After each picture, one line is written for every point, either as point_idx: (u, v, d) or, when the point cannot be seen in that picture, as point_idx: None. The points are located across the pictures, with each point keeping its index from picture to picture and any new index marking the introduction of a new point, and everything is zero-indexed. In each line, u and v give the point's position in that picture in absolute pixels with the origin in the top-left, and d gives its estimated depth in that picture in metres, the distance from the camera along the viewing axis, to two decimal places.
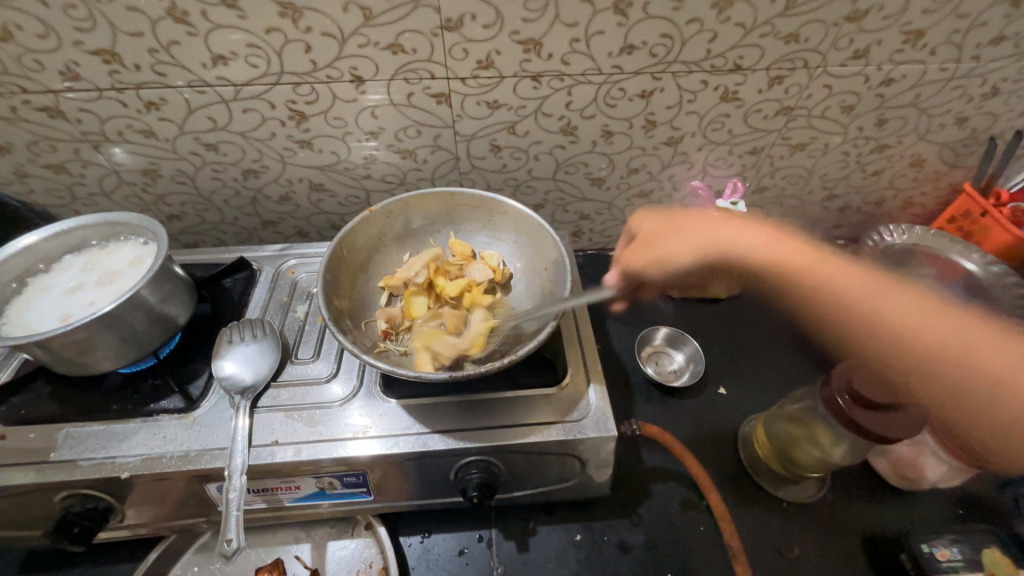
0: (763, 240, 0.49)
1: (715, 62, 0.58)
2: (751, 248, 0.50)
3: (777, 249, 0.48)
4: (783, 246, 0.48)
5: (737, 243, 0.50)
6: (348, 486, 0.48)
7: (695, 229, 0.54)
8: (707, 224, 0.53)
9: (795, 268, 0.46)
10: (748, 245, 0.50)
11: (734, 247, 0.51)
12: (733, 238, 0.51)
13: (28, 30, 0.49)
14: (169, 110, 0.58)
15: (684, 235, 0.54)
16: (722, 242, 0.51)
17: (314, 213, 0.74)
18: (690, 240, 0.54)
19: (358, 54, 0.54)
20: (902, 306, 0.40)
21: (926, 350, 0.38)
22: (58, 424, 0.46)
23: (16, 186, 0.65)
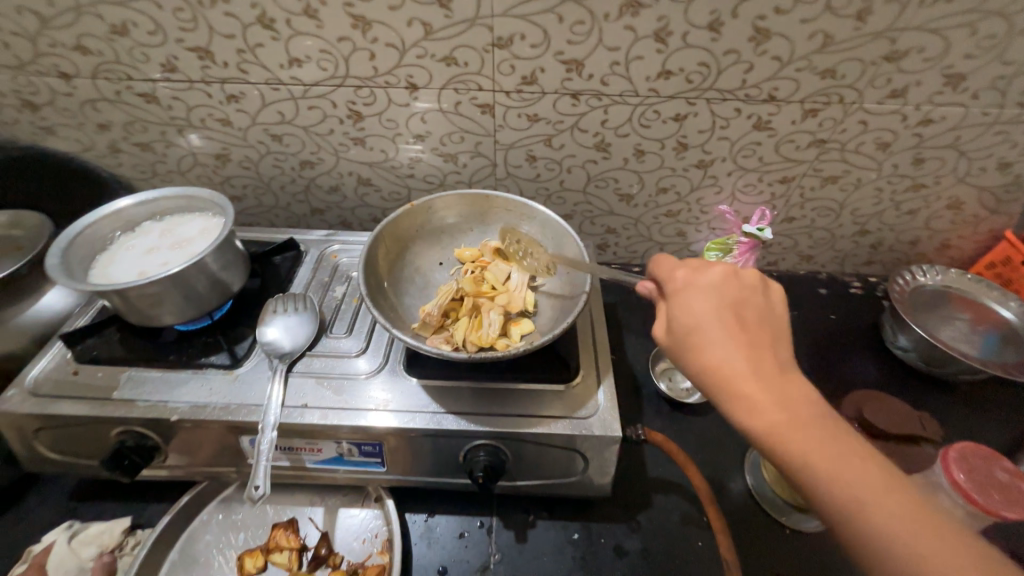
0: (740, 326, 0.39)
1: (749, 92, 0.60)
2: (719, 361, 0.38)
3: (746, 351, 0.38)
4: (761, 344, 0.39)
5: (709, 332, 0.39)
6: (364, 455, 0.51)
7: (691, 298, 0.41)
8: (698, 299, 0.41)
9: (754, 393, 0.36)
10: (699, 341, 0.39)
11: (705, 350, 0.39)
12: (682, 310, 0.41)
13: (141, 28, 0.57)
14: (246, 103, 0.65)
15: (703, 311, 0.40)
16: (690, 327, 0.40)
17: (359, 205, 0.80)
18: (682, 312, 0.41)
19: (415, 64, 0.59)
20: (846, 462, 0.33)
21: (849, 495, 0.32)
22: (121, 367, 0.52)
23: (108, 159, 0.74)
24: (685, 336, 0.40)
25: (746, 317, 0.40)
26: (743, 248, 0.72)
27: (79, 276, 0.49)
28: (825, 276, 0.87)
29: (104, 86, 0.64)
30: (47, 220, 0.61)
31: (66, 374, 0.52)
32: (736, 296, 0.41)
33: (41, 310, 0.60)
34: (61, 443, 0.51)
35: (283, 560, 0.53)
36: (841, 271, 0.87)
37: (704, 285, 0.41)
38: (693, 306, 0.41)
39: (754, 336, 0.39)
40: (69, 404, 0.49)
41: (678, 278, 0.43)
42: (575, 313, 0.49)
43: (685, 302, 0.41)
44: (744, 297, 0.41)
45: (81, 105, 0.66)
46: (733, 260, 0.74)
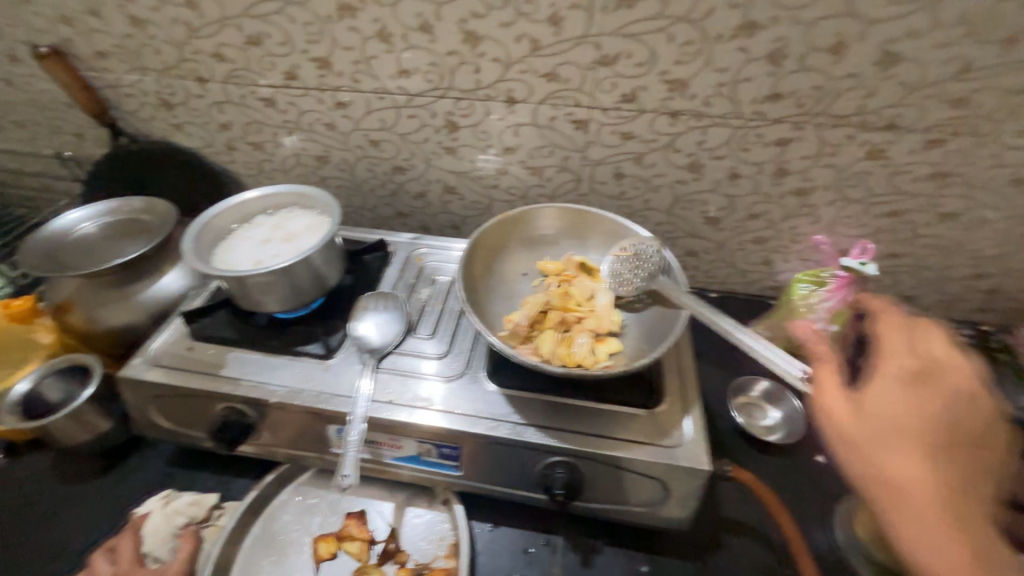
0: (963, 462, 0.33)
1: (866, 118, 0.57)
2: (904, 474, 0.33)
3: (941, 471, 0.32)
4: (959, 470, 0.33)
5: (918, 448, 0.33)
6: (441, 457, 0.52)
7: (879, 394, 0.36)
8: (897, 396, 0.35)
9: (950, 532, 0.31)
10: (885, 444, 0.34)
11: (875, 447, 0.34)
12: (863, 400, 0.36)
13: (272, 39, 0.63)
14: (352, 109, 0.69)
15: (892, 409, 0.35)
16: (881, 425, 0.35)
17: (440, 211, 0.82)
18: (868, 401, 0.36)
19: (517, 78, 0.61)
20: None
21: None
22: (229, 346, 0.57)
23: (223, 155, 0.81)
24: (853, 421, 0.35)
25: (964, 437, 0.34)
26: (839, 282, 0.68)
27: (206, 261, 0.54)
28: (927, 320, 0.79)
29: (232, 90, 0.70)
30: (172, 207, 0.67)
31: (182, 348, 0.56)
32: (960, 415, 0.34)
33: (159, 291, 0.66)
34: (172, 411, 0.55)
35: (354, 550, 0.55)
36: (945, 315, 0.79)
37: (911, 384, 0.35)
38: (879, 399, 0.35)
39: (955, 461, 0.33)
40: (183, 377, 0.54)
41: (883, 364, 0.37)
42: (673, 335, 0.47)
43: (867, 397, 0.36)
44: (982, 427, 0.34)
45: (209, 106, 0.73)
46: (826, 294, 0.69)
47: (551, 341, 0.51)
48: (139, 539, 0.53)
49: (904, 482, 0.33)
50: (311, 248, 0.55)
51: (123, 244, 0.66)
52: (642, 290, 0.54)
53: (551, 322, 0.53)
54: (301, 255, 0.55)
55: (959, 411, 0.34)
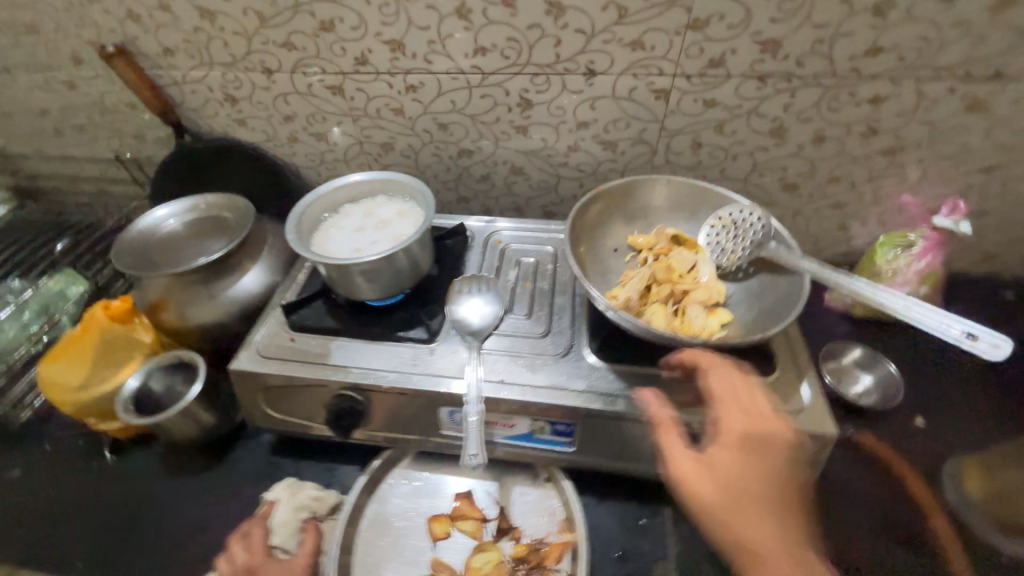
0: (747, 474, 0.43)
1: (970, 69, 0.55)
2: (719, 501, 0.43)
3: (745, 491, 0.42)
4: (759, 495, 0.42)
5: (718, 474, 0.43)
6: (555, 434, 0.52)
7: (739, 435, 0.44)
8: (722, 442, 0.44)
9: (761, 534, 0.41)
10: (704, 480, 0.43)
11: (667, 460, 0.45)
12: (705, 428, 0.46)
13: (347, 23, 0.62)
14: (422, 92, 0.68)
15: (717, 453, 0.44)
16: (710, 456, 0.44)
17: (505, 193, 0.81)
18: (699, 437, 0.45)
19: (600, 49, 0.59)
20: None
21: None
22: (331, 335, 0.57)
23: (285, 148, 0.81)
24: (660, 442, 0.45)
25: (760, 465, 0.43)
26: (929, 243, 0.67)
27: (310, 251, 0.53)
28: (1010, 278, 0.78)
29: (299, 80, 0.69)
30: (247, 202, 0.67)
31: (285, 339, 0.57)
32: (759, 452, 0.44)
33: (239, 292, 0.65)
34: (281, 401, 0.56)
35: (470, 528, 0.56)
36: None
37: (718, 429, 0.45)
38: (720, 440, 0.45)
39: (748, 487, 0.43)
40: (294, 367, 0.54)
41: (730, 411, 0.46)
42: (801, 299, 0.46)
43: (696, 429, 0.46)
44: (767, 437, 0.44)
45: (274, 98, 0.73)
46: (916, 256, 0.68)
47: (663, 316, 0.51)
48: (267, 524, 0.54)
49: (712, 502, 0.43)
50: (412, 235, 0.55)
51: (206, 242, 0.66)
52: (749, 259, 0.53)
53: (658, 296, 0.52)
54: (402, 242, 0.55)
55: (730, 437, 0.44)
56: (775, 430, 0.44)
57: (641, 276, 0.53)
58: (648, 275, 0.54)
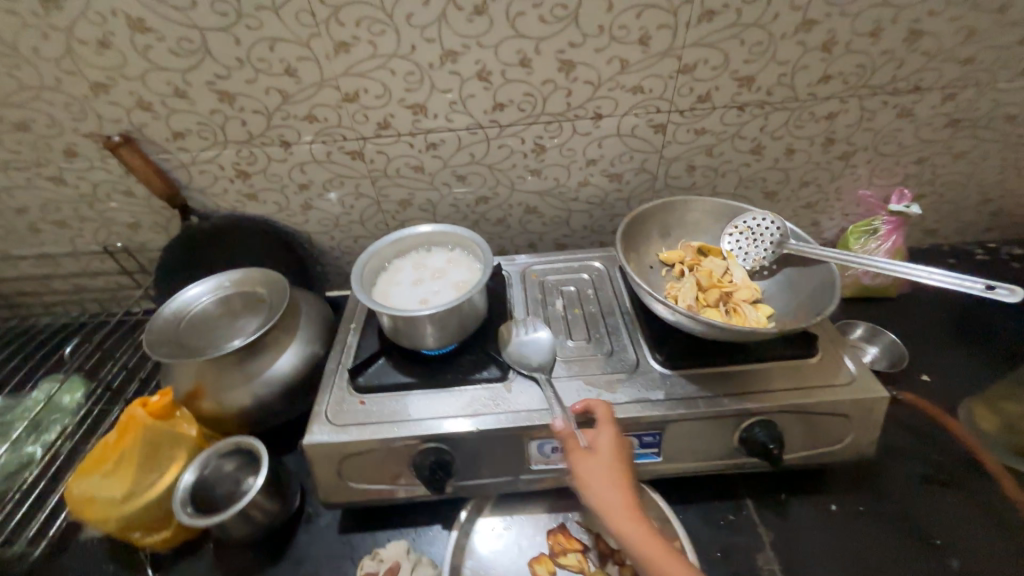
0: (609, 478, 0.46)
1: (897, 85, 0.69)
2: (646, 536, 0.44)
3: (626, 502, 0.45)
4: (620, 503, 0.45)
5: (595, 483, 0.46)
6: (643, 446, 0.55)
7: (619, 463, 0.47)
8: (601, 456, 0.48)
9: (657, 558, 0.42)
10: (624, 513, 0.44)
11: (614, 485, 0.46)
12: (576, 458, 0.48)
13: (371, 93, 0.65)
14: (442, 149, 0.72)
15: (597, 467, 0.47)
16: (602, 489, 0.46)
17: (520, 232, 0.86)
18: (585, 470, 0.47)
19: (606, 96, 0.67)
20: None
21: None
22: (403, 391, 0.56)
23: (297, 217, 0.80)
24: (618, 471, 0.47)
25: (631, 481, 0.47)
26: (890, 226, 0.80)
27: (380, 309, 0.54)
28: (948, 247, 0.93)
29: (319, 149, 0.71)
30: (273, 272, 0.67)
31: (355, 404, 0.55)
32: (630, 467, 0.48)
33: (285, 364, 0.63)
34: (360, 469, 0.54)
35: (574, 561, 0.55)
36: (962, 241, 0.93)
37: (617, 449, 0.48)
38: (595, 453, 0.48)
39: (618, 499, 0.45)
40: (374, 429, 0.53)
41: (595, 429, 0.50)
42: (835, 282, 0.54)
43: (586, 461, 0.47)
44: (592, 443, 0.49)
45: (290, 169, 0.74)
46: (881, 239, 0.81)
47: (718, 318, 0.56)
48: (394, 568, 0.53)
49: (630, 534, 0.44)
50: (474, 280, 0.58)
51: (240, 322, 0.64)
52: (773, 258, 0.61)
53: (707, 302, 0.58)
54: (465, 288, 0.57)
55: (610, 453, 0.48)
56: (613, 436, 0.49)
57: (687, 287, 0.59)
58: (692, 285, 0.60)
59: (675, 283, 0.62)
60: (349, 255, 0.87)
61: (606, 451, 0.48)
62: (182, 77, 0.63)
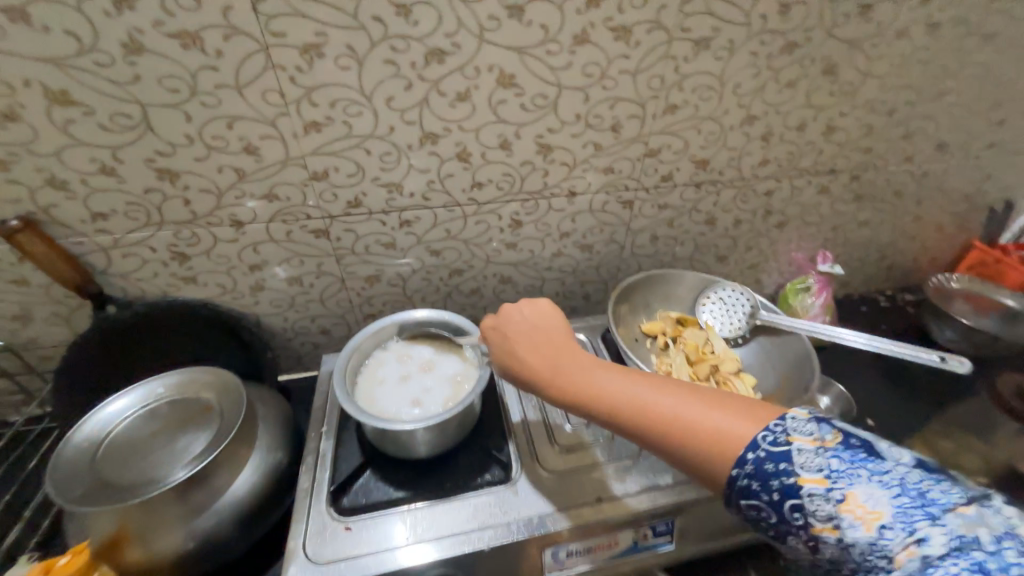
0: (526, 336, 0.50)
1: (818, 168, 0.80)
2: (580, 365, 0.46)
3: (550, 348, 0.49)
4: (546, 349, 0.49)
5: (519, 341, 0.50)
6: (657, 536, 0.52)
7: (536, 325, 0.51)
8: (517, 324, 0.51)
9: (608, 386, 0.43)
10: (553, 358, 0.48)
11: (533, 340, 0.50)
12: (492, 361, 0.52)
13: (342, 172, 0.61)
14: (417, 225, 0.69)
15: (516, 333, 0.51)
16: (525, 350, 0.49)
17: (493, 302, 0.84)
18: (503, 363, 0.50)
19: (580, 175, 0.70)
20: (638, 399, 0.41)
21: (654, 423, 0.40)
22: (395, 508, 0.49)
23: (245, 299, 0.71)
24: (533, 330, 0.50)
25: (554, 335, 0.50)
26: (820, 284, 0.90)
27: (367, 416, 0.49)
28: (858, 296, 1.07)
29: (277, 228, 0.64)
30: (222, 369, 0.59)
31: (339, 531, 0.47)
32: (549, 324, 0.51)
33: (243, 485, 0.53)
34: None
35: None
36: (870, 290, 1.08)
37: (530, 316, 0.52)
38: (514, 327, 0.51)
39: (545, 349, 0.49)
40: (366, 563, 0.45)
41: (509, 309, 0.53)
42: (812, 354, 0.59)
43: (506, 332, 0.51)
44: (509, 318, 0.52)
45: (241, 250, 0.65)
46: (815, 295, 0.91)
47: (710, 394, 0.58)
48: None
49: (578, 380, 0.45)
50: (464, 374, 0.55)
51: (184, 439, 0.54)
52: (748, 329, 0.65)
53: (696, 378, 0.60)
54: (457, 384, 0.54)
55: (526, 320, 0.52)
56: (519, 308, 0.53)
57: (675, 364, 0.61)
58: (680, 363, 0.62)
59: (664, 357, 0.64)
60: (304, 335, 0.79)
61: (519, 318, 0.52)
62: (113, 154, 0.54)
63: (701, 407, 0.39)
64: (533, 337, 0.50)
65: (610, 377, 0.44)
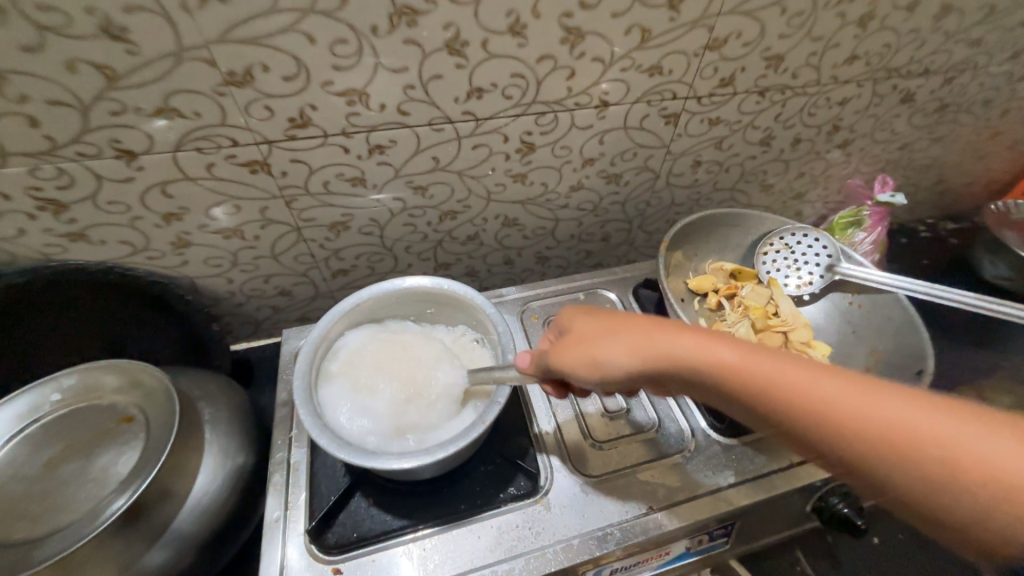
0: (626, 324, 0.35)
1: (911, 68, 0.62)
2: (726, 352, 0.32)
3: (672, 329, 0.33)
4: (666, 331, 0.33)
5: (619, 330, 0.35)
6: (714, 539, 0.44)
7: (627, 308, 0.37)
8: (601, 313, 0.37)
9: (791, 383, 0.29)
10: (683, 339, 0.32)
11: (641, 325, 0.34)
12: (596, 342, 0.35)
13: (274, 72, 0.40)
14: (393, 152, 0.50)
15: (607, 324, 0.36)
16: (635, 338, 0.34)
17: (494, 250, 0.68)
18: (627, 341, 0.34)
19: (616, 78, 0.50)
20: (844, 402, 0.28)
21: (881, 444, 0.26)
22: (397, 540, 0.38)
23: (167, 258, 0.53)
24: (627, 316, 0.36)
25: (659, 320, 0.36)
26: (876, 217, 0.74)
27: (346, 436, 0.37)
28: (897, 226, 0.96)
29: (190, 160, 0.45)
30: (123, 358, 0.44)
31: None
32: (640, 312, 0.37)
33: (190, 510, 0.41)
34: None
35: None
36: (910, 218, 0.96)
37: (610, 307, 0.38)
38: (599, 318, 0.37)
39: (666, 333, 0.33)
40: None
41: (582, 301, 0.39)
42: (913, 313, 0.47)
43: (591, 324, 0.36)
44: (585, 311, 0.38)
45: (143, 193, 0.46)
46: (867, 231, 0.75)
47: None
48: None
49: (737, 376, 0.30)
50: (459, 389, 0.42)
51: (102, 458, 0.41)
52: (823, 284, 0.53)
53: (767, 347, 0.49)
54: (446, 402, 0.41)
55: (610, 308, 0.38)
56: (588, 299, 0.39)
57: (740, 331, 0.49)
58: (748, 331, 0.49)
59: (719, 322, 0.52)
60: (258, 298, 0.62)
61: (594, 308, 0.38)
62: None
63: (946, 422, 0.26)
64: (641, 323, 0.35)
65: (790, 366, 0.30)
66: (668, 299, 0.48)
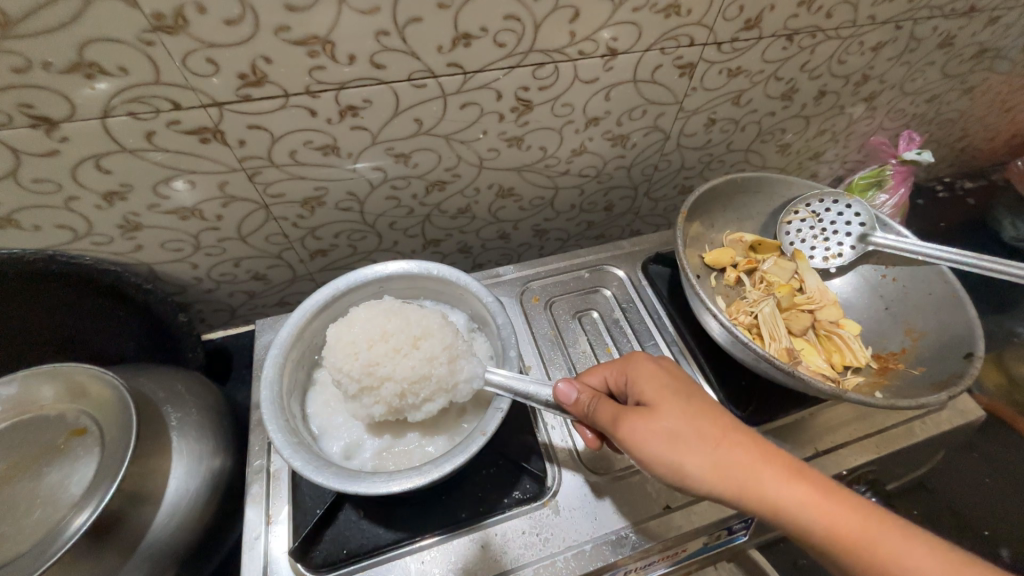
0: (703, 426, 0.32)
1: (956, 6, 0.55)
2: (802, 486, 0.29)
3: (748, 447, 0.31)
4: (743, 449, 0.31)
5: (695, 432, 0.31)
6: (732, 533, 0.41)
7: (703, 397, 0.33)
8: (677, 402, 0.33)
9: (858, 533, 0.28)
10: (756, 463, 0.30)
11: (718, 433, 0.31)
12: (681, 451, 0.31)
13: (213, 14, 0.33)
14: (368, 114, 0.43)
15: (680, 420, 0.32)
16: (710, 450, 0.31)
17: (488, 223, 0.62)
18: (716, 460, 0.30)
19: (627, 20, 0.43)
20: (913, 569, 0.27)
21: None
22: (392, 554, 0.35)
23: (117, 244, 0.47)
24: (704, 412, 0.32)
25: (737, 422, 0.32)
26: (899, 177, 0.68)
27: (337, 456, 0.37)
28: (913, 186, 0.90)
29: (124, 128, 0.38)
30: (65, 364, 0.39)
31: None
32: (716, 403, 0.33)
33: (161, 527, 0.37)
34: None
35: None
36: (927, 177, 0.90)
37: (687, 390, 0.34)
38: (672, 409, 0.32)
39: (743, 451, 0.31)
40: None
41: (652, 375, 0.34)
42: (955, 284, 0.43)
43: (661, 416, 0.32)
44: (655, 392, 0.33)
45: (74, 168, 0.39)
46: (889, 193, 0.68)
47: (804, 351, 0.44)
48: None
49: (808, 514, 0.29)
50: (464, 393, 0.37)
51: (51, 475, 0.37)
52: (853, 256, 0.49)
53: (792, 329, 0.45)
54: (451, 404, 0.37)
55: (686, 392, 0.33)
56: (660, 372, 0.35)
57: (764, 310, 0.45)
58: (774, 312, 0.45)
59: (739, 301, 0.47)
60: (229, 284, 0.56)
61: (666, 385, 0.34)
62: None
63: None
64: (718, 429, 0.31)
65: (861, 518, 0.28)
66: (685, 273, 0.42)
